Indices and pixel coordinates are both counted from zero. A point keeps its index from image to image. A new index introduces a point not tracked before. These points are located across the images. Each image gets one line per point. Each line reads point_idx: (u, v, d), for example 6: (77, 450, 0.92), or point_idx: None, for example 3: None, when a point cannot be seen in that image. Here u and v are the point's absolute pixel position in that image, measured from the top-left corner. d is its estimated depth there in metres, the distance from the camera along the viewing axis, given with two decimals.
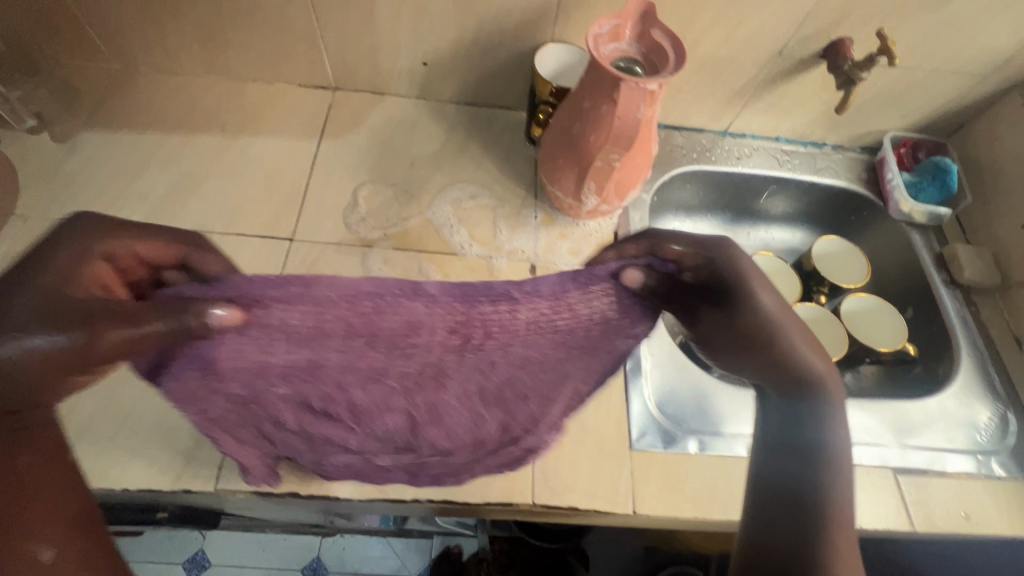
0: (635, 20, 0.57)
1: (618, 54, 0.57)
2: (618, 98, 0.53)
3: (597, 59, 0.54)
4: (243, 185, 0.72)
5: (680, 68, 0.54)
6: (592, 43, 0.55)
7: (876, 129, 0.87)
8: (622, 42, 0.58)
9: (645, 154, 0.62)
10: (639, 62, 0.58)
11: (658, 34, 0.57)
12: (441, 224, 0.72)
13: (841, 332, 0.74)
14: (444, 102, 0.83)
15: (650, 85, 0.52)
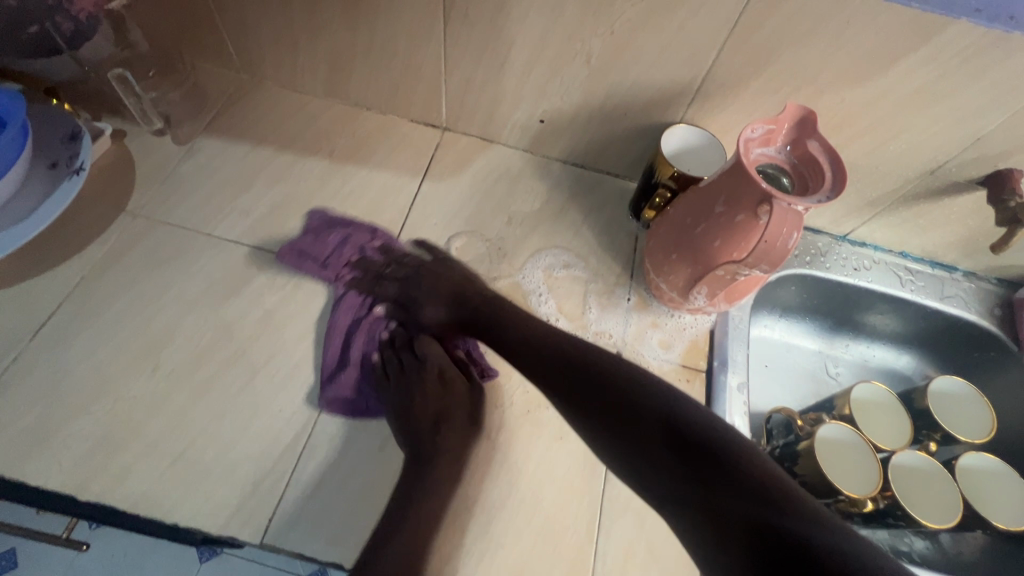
0: (790, 127, 0.52)
1: (765, 161, 0.53)
2: (764, 215, 0.48)
3: (745, 167, 0.50)
4: (342, 216, 0.71)
5: (838, 190, 0.48)
6: (741, 149, 0.50)
7: (1021, 265, 0.77)
8: (771, 148, 0.53)
9: None
10: (786, 172, 0.53)
11: (814, 146, 0.52)
12: (530, 290, 0.69)
13: (954, 493, 0.65)
14: (551, 159, 0.81)
15: (804, 208, 0.46)
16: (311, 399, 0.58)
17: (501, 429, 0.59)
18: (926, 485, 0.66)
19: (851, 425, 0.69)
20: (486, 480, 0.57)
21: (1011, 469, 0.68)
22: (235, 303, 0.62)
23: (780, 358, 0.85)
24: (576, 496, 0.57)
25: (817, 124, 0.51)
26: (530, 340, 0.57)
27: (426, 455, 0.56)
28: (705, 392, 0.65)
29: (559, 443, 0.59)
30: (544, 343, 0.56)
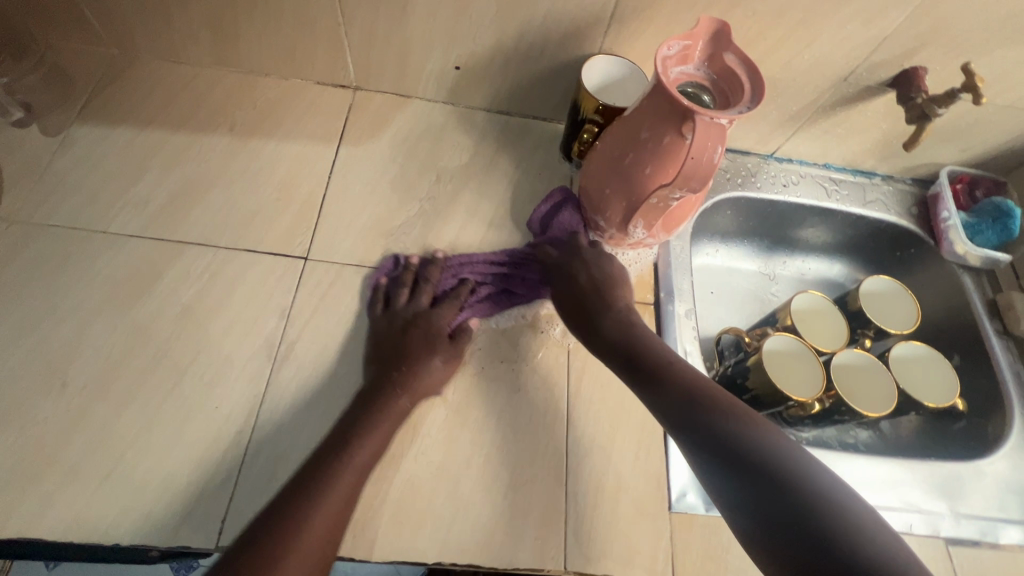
0: (705, 42, 0.51)
1: (684, 79, 0.51)
2: (688, 134, 0.47)
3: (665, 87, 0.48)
4: (254, 194, 0.65)
5: (758, 99, 0.48)
6: (659, 67, 0.49)
7: (932, 162, 0.81)
8: (689, 65, 0.52)
9: None
10: (706, 89, 0.52)
11: (730, 58, 0.51)
12: (470, 247, 0.67)
13: (888, 381, 0.69)
14: (475, 109, 0.77)
15: (726, 120, 0.46)
16: (250, 392, 0.54)
17: (457, 390, 0.58)
18: (862, 379, 0.70)
19: (795, 333, 0.72)
20: (448, 443, 0.55)
21: (935, 351, 0.73)
22: (146, 302, 0.57)
23: (723, 283, 0.87)
24: (541, 444, 0.56)
25: (730, 35, 0.50)
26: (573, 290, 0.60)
27: (360, 413, 0.52)
28: (655, 324, 0.66)
29: (518, 394, 0.58)
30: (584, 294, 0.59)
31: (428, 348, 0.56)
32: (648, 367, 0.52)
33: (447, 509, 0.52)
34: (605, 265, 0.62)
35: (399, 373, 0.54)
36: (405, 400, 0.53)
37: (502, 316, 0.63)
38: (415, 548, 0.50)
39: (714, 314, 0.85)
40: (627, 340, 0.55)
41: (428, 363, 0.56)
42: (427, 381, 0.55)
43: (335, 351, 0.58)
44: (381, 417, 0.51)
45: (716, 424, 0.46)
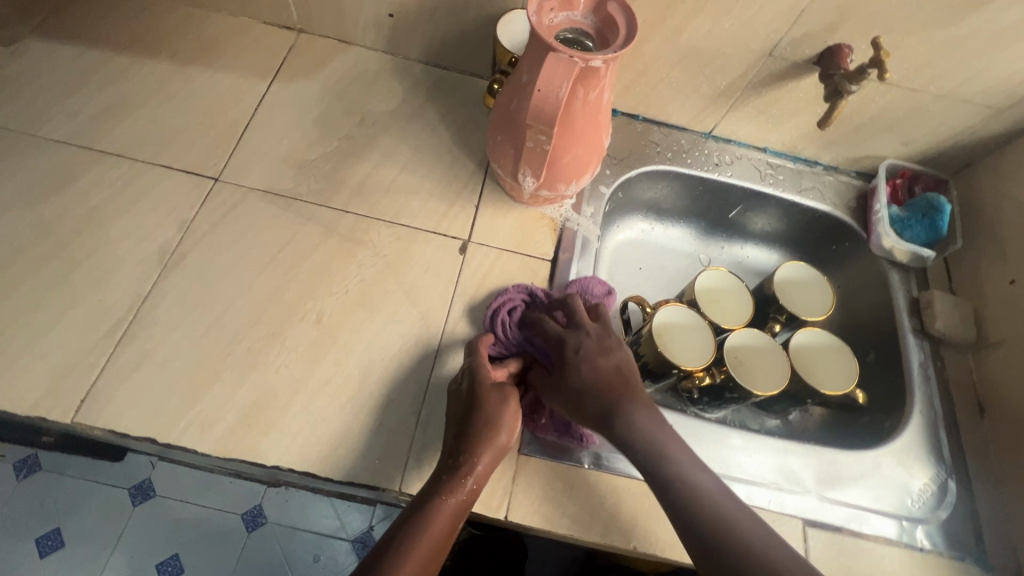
0: None
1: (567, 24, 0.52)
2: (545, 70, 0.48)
3: (537, 21, 0.49)
4: (180, 116, 0.69)
5: (621, 49, 0.48)
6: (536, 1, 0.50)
7: (873, 154, 0.79)
8: (577, 10, 0.52)
9: (586, 135, 0.57)
10: (590, 37, 0.53)
11: (615, 8, 0.51)
12: (378, 187, 0.69)
13: (784, 364, 0.68)
14: (412, 61, 0.79)
15: (579, 59, 0.46)
16: (135, 291, 0.57)
17: (333, 314, 0.60)
18: (759, 359, 0.69)
19: (695, 309, 0.72)
20: (312, 360, 0.57)
21: (843, 344, 0.72)
22: (58, 201, 0.61)
23: (653, 259, 0.86)
24: (403, 373, 0.58)
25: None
26: (578, 381, 0.52)
27: (430, 489, 0.48)
28: (548, 278, 0.66)
29: (392, 326, 0.60)
30: (591, 386, 0.52)
31: (497, 413, 0.51)
32: (652, 470, 0.49)
33: (296, 419, 0.54)
34: (615, 350, 0.54)
35: (464, 444, 0.49)
36: (473, 480, 0.49)
37: (394, 253, 0.64)
38: (258, 449, 0.52)
39: (636, 288, 0.84)
40: (646, 448, 0.49)
41: (494, 434, 0.50)
42: (495, 448, 0.50)
43: (224, 265, 0.61)
44: (445, 494, 0.47)
45: (721, 533, 0.45)
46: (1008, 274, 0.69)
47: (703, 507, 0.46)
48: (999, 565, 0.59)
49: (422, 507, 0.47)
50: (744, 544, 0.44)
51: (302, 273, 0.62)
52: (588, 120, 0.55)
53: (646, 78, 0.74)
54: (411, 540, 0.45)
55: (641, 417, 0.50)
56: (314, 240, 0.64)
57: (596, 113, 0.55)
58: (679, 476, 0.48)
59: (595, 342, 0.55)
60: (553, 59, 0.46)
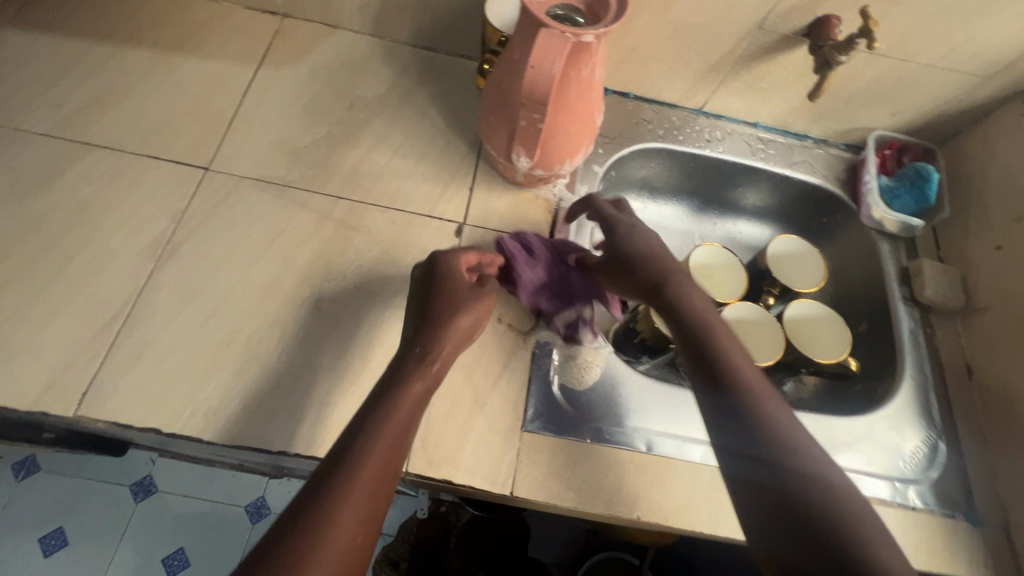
0: None
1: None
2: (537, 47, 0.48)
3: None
4: (166, 106, 0.68)
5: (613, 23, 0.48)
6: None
7: (862, 126, 0.80)
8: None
9: (579, 113, 0.57)
10: (581, 13, 0.53)
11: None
12: (371, 172, 0.68)
13: (779, 336, 0.70)
14: (401, 44, 0.78)
15: (571, 34, 0.46)
16: (130, 284, 0.57)
17: (332, 301, 0.60)
18: (755, 332, 0.70)
19: None
20: (313, 347, 0.57)
21: (836, 314, 0.73)
22: (46, 196, 0.60)
23: None
24: None
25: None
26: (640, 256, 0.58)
27: (393, 376, 0.48)
28: None
29: (391, 311, 0.60)
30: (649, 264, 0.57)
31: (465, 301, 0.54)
32: (717, 358, 0.50)
33: (300, 406, 0.55)
34: (651, 259, 0.58)
35: (427, 323, 0.52)
36: (420, 386, 0.48)
37: (390, 238, 0.64)
38: (263, 436, 0.53)
39: None
40: (704, 338, 0.52)
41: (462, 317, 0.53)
42: (457, 333, 0.52)
43: (220, 255, 0.60)
44: (410, 381, 0.48)
45: (767, 439, 0.45)
46: (994, 241, 0.70)
47: (758, 408, 0.47)
48: (988, 520, 0.61)
49: (378, 406, 0.46)
50: (788, 453, 0.44)
51: (299, 261, 0.61)
52: (580, 97, 0.55)
53: (636, 56, 0.73)
54: (365, 437, 0.43)
55: (699, 311, 0.54)
56: (309, 227, 0.63)
57: (588, 90, 0.55)
58: (735, 386, 0.48)
59: (628, 255, 0.59)
60: (546, 34, 0.46)
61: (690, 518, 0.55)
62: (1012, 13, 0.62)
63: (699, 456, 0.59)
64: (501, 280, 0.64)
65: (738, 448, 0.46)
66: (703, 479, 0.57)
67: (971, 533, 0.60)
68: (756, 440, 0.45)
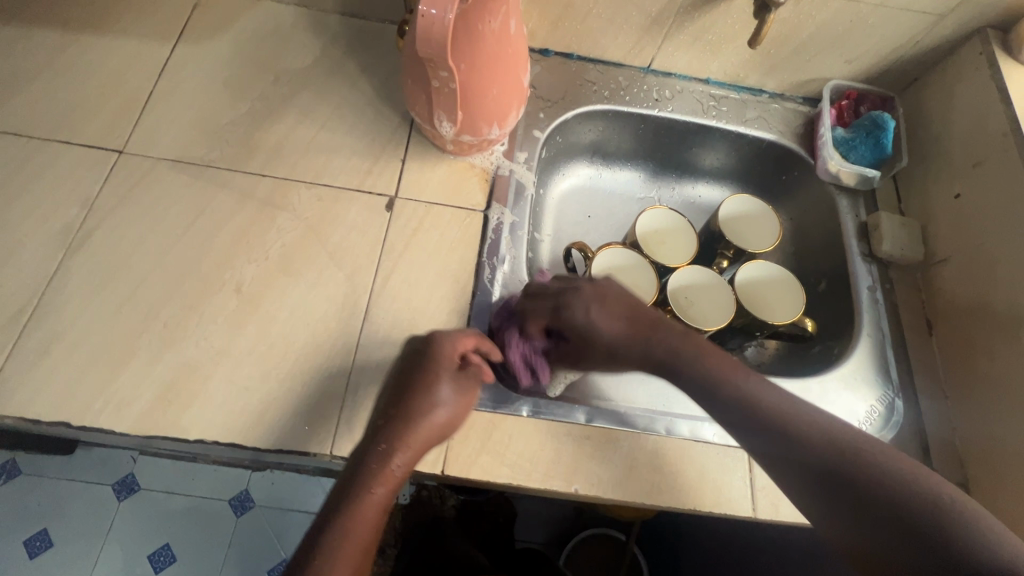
0: None
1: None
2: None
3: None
4: (77, 87, 0.64)
5: None
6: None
7: (818, 77, 0.76)
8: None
9: (498, 68, 0.53)
10: None
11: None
12: (296, 148, 0.65)
13: (730, 300, 0.67)
14: (328, 12, 0.74)
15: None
16: (38, 275, 0.55)
17: (253, 283, 0.57)
18: (706, 296, 0.68)
19: (639, 251, 0.70)
20: (234, 331, 0.55)
21: (789, 275, 0.70)
22: None
23: (601, 206, 0.84)
24: (331, 337, 0.56)
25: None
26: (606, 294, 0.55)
27: (357, 464, 0.50)
28: (481, 228, 0.64)
29: (316, 290, 0.58)
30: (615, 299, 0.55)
31: (438, 413, 0.52)
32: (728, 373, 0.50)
33: (219, 391, 0.52)
34: (612, 292, 0.56)
35: (392, 406, 0.52)
36: (405, 454, 0.50)
37: (317, 215, 0.62)
38: (180, 424, 0.51)
39: (584, 236, 0.81)
40: (704, 350, 0.52)
41: (438, 427, 0.51)
42: (432, 429, 0.51)
43: (135, 239, 0.58)
44: (372, 487, 0.49)
45: (797, 430, 0.46)
46: (953, 189, 0.67)
47: (765, 397, 0.48)
48: (946, 477, 0.59)
49: (344, 499, 0.49)
50: (818, 431, 0.46)
51: (220, 243, 0.59)
52: (496, 51, 0.52)
53: (572, 11, 0.70)
54: (341, 531, 0.47)
55: (706, 365, 0.51)
56: (230, 208, 0.61)
57: (502, 44, 0.52)
58: (747, 383, 0.50)
59: (597, 290, 0.55)
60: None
61: (630, 489, 0.53)
62: None
63: (642, 425, 0.56)
64: (433, 254, 0.61)
65: (778, 453, 0.46)
66: (645, 449, 0.55)
67: None
68: (784, 440, 0.46)
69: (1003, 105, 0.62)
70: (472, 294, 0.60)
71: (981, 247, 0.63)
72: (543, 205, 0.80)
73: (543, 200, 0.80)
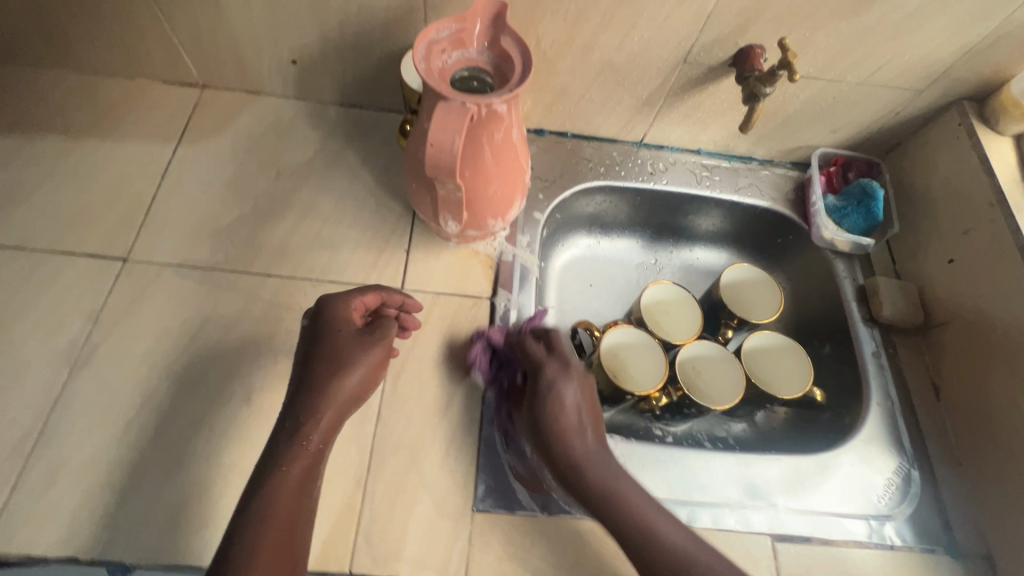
0: (486, 21, 0.50)
1: (462, 62, 0.51)
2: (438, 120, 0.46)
3: (426, 66, 0.48)
4: (80, 195, 0.65)
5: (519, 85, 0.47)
6: (423, 43, 0.48)
7: (805, 145, 0.78)
8: (471, 47, 0.51)
9: (504, 174, 0.55)
10: (488, 72, 0.52)
11: (509, 43, 0.50)
12: (300, 244, 0.66)
13: (738, 375, 0.68)
14: (326, 104, 0.75)
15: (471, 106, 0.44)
16: (43, 397, 0.54)
17: (263, 390, 0.57)
18: (713, 372, 0.69)
19: (645, 328, 0.70)
20: (245, 444, 0.54)
21: (794, 344, 0.70)
22: None
23: (602, 274, 0.84)
24: (344, 443, 0.55)
25: (508, 18, 0.49)
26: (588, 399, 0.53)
27: (280, 432, 0.49)
28: (488, 317, 0.64)
29: None
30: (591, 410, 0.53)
31: (341, 381, 0.51)
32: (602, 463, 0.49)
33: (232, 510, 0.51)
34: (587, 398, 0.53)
35: (316, 368, 0.51)
36: (343, 382, 0.51)
37: None
38: (191, 552, 0.49)
39: (587, 307, 0.82)
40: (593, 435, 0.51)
41: (340, 397, 0.50)
42: (341, 399, 0.50)
43: (142, 352, 0.57)
44: (286, 464, 0.47)
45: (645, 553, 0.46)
46: (947, 254, 0.68)
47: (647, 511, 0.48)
48: (969, 552, 0.59)
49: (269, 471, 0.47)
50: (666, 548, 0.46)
51: (227, 349, 0.58)
52: (502, 160, 0.53)
53: (566, 97, 0.72)
54: (253, 530, 0.43)
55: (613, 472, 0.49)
56: (236, 312, 0.60)
57: (509, 151, 0.53)
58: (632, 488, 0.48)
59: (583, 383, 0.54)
60: (444, 106, 0.44)
61: None
62: (936, 27, 0.60)
63: None
64: (442, 348, 0.61)
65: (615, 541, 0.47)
66: None
67: (952, 568, 0.57)
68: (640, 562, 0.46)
69: (988, 176, 0.65)
70: (483, 387, 0.60)
71: (980, 313, 0.64)
72: (545, 278, 0.81)
73: (545, 272, 0.81)
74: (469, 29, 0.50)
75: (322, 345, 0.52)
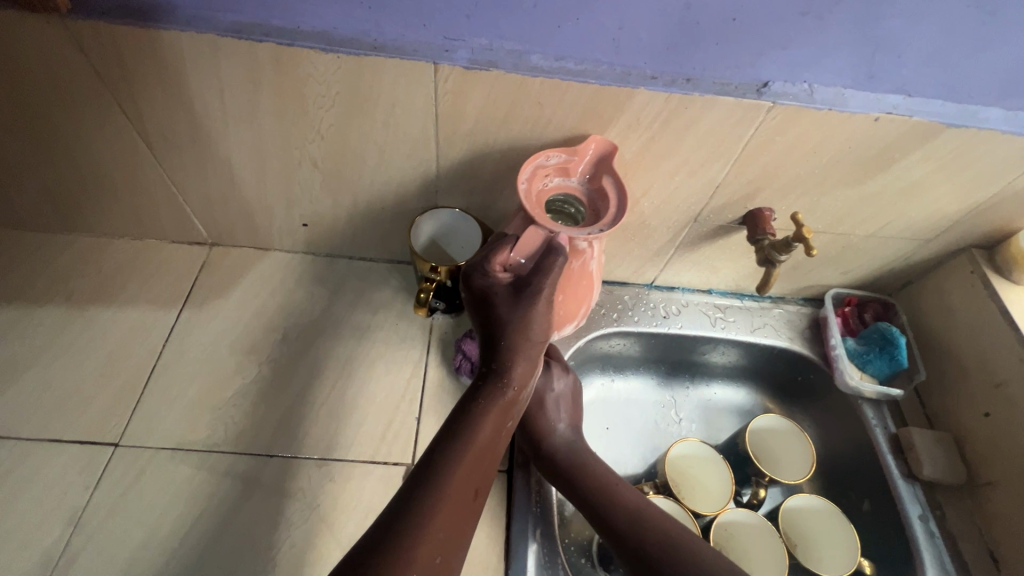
0: (590, 159, 0.55)
1: (561, 187, 0.56)
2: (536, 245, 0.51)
3: (527, 188, 0.53)
4: (74, 372, 0.62)
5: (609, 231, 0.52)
6: (530, 167, 0.53)
7: (817, 284, 0.78)
8: (572, 175, 0.56)
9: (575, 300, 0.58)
10: (581, 201, 0.57)
11: (608, 181, 0.55)
12: (304, 416, 0.62)
13: (779, 549, 0.62)
14: (335, 256, 0.74)
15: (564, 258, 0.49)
16: None
17: None
18: (749, 544, 0.63)
19: (671, 495, 0.65)
20: None
21: (830, 508, 0.65)
22: None
23: (618, 415, 0.80)
24: None
25: (613, 162, 0.54)
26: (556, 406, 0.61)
27: (484, 377, 0.48)
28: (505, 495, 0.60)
29: None
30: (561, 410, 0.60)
31: (524, 332, 0.48)
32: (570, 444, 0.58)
33: None
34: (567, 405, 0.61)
35: (519, 303, 0.48)
36: (539, 329, 0.49)
37: (330, 500, 0.57)
38: None
39: (606, 455, 0.76)
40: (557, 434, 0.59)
41: (529, 341, 0.49)
42: (535, 347, 0.49)
43: (126, 559, 0.52)
44: (484, 401, 0.47)
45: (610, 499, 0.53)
46: (981, 407, 0.66)
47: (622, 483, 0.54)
48: None
49: (471, 416, 0.46)
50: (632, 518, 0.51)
51: (222, 550, 0.53)
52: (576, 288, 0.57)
53: None
54: (448, 471, 0.43)
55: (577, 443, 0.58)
56: (233, 501, 0.56)
57: (581, 277, 0.55)
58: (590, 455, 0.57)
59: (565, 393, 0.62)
60: (535, 230, 0.50)
61: None
62: (940, 193, 0.61)
63: None
64: None
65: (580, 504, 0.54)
66: None
67: None
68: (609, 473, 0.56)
69: (1012, 329, 0.63)
70: (507, 560, 0.56)
71: None
72: None
73: None
74: (576, 161, 0.55)
75: (518, 278, 0.50)
